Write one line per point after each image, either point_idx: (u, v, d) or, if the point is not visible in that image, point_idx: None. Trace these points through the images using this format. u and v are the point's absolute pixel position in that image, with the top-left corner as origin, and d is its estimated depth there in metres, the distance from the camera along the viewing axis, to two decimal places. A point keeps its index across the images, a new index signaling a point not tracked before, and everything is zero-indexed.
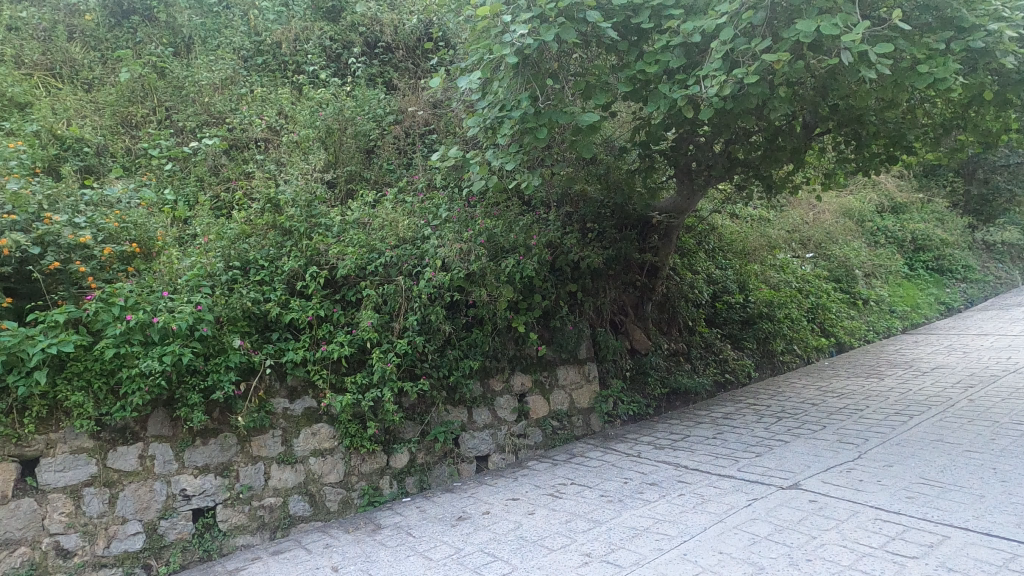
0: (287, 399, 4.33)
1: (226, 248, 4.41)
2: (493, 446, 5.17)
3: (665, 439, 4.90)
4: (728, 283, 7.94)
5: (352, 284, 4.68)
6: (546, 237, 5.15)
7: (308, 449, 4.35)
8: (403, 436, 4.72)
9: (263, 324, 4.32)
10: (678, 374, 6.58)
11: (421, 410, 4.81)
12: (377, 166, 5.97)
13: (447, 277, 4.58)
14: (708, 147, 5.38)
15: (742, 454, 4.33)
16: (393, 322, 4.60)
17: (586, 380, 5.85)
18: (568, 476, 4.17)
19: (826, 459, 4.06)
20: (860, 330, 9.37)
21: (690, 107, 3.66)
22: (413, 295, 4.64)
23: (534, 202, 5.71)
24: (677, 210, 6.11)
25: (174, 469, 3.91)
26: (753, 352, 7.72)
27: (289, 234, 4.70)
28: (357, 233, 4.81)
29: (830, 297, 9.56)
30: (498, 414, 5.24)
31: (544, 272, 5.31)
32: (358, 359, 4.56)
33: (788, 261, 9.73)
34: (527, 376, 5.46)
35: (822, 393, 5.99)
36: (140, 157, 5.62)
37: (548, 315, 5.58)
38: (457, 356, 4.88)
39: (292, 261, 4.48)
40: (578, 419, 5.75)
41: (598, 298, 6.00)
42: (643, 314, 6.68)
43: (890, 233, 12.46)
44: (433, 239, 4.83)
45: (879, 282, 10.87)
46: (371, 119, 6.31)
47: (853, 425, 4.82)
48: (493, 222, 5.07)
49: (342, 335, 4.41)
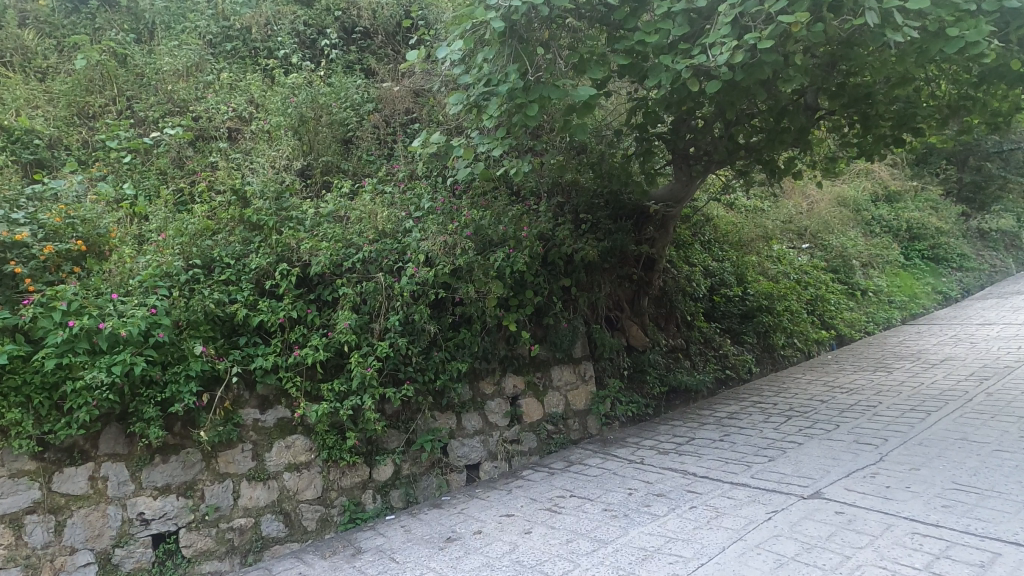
0: (257, 410, 3.95)
1: (186, 245, 4.00)
2: (484, 453, 4.82)
3: (669, 443, 4.57)
4: (725, 275, 7.66)
5: (328, 282, 4.30)
6: (537, 228, 4.80)
7: (282, 464, 3.99)
8: (387, 446, 4.37)
9: (229, 328, 3.93)
10: (678, 372, 6.25)
11: (405, 418, 4.46)
12: (355, 157, 5.59)
13: (431, 272, 4.22)
14: (708, 130, 5.06)
15: (753, 458, 4.01)
16: (373, 323, 4.23)
17: (581, 381, 5.52)
18: (567, 487, 3.84)
19: (845, 462, 3.75)
20: (860, 321, 9.12)
21: (696, 81, 3.33)
22: (394, 294, 4.27)
23: (524, 192, 5.36)
24: (674, 199, 5.77)
25: (130, 491, 3.52)
26: (753, 346, 7.42)
27: (257, 229, 4.31)
28: (333, 227, 4.42)
29: (829, 288, 9.30)
30: (489, 419, 4.89)
31: (536, 266, 4.96)
32: (336, 364, 4.19)
33: (785, 252, 9.47)
34: (519, 377, 5.11)
35: (830, 389, 5.69)
36: (97, 150, 5.19)
37: (541, 312, 5.24)
38: (444, 358, 4.53)
39: (260, 258, 4.08)
40: (574, 422, 5.42)
41: (593, 293, 5.66)
42: (639, 309, 6.35)
43: (885, 222, 12.25)
44: (415, 232, 4.46)
45: (877, 272, 10.63)
46: (348, 107, 5.93)
47: (868, 423, 4.52)
48: (481, 212, 4.71)
49: (317, 339, 4.03)
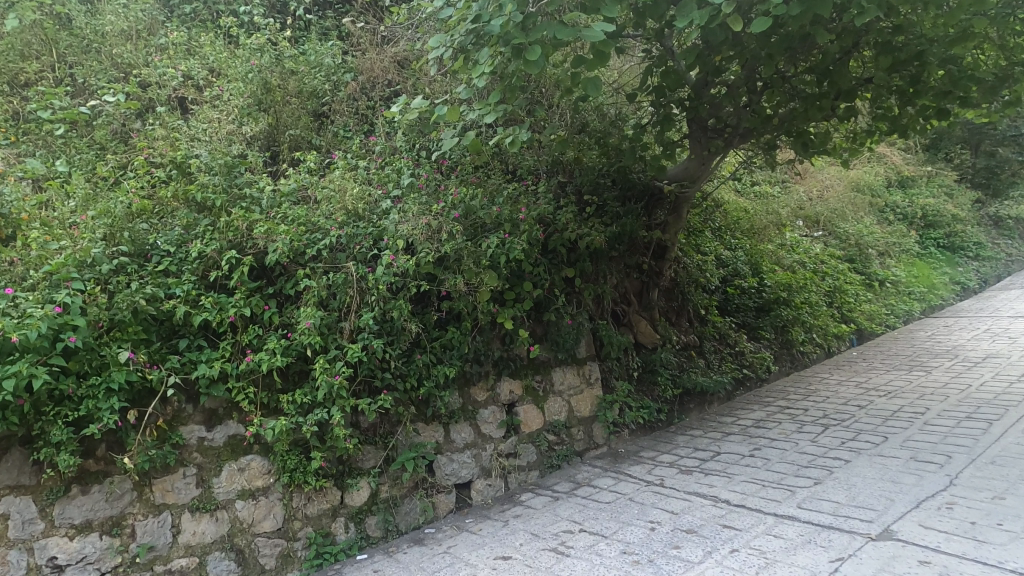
0: (203, 427, 3.30)
1: (114, 227, 3.29)
2: (476, 469, 4.17)
3: (691, 459, 3.93)
4: (738, 265, 7.06)
5: (289, 273, 3.62)
6: (537, 210, 4.15)
7: (233, 490, 3.34)
8: (362, 465, 3.72)
9: (167, 329, 3.26)
10: (692, 372, 5.61)
11: (384, 432, 3.82)
12: (329, 132, 4.91)
13: (411, 261, 3.56)
14: (732, 97, 4.41)
15: (795, 480, 3.37)
16: (342, 322, 3.56)
17: (586, 384, 4.87)
18: (575, 519, 3.20)
19: (909, 488, 3.12)
20: (879, 314, 8.51)
21: (738, 18, 2.80)
22: (368, 287, 3.61)
23: (520, 171, 4.70)
24: (689, 178, 5.10)
25: (39, 531, 2.86)
26: (771, 343, 6.79)
27: (204, 210, 3.61)
28: (295, 208, 3.74)
29: (847, 279, 8.67)
30: (482, 430, 4.25)
31: (536, 254, 4.30)
32: (298, 370, 3.53)
33: (798, 240, 8.84)
34: (516, 382, 4.47)
35: (865, 392, 5.05)
36: (28, 122, 4.45)
37: (541, 307, 4.59)
38: (428, 362, 3.88)
39: (205, 244, 3.39)
40: (579, 431, 4.77)
41: (599, 285, 5.02)
42: (648, 302, 5.72)
43: (898, 210, 11.63)
44: (394, 214, 3.79)
45: (894, 261, 10.00)
46: (321, 77, 5.24)
47: (922, 435, 3.89)
48: (471, 191, 4.05)
49: (274, 341, 3.36)
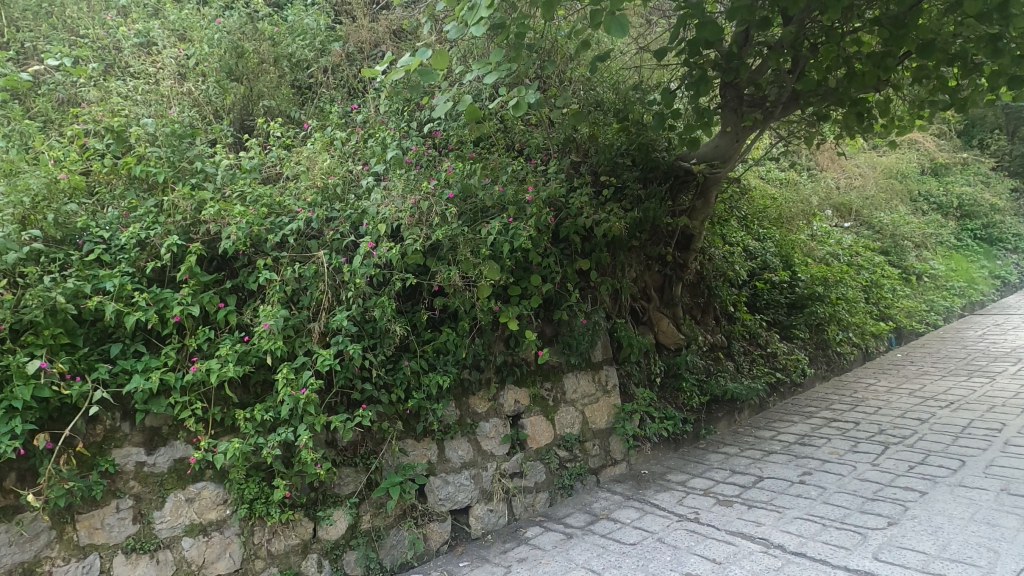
0: (141, 450, 2.73)
1: (32, 207, 2.69)
2: (475, 493, 3.58)
3: (729, 485, 3.32)
4: (768, 258, 6.42)
5: (250, 264, 3.03)
6: (547, 190, 3.55)
7: (180, 525, 2.78)
8: (338, 491, 3.15)
9: (98, 332, 2.68)
10: (722, 376, 4.98)
11: (365, 452, 3.24)
12: (311, 107, 4.32)
13: (395, 249, 2.96)
14: (776, 58, 3.77)
15: (863, 519, 2.75)
16: (310, 322, 2.96)
17: (602, 392, 4.27)
18: (592, 568, 2.60)
19: (1012, 535, 2.50)
20: (918, 311, 7.82)
21: None
22: (344, 280, 3.02)
23: (528, 150, 4.08)
24: (721, 156, 4.50)
25: None
26: (805, 343, 6.15)
27: (148, 188, 3.00)
28: (258, 186, 3.13)
29: (884, 272, 7.97)
30: (483, 447, 3.66)
31: (545, 243, 3.70)
32: (260, 380, 2.95)
33: (830, 231, 8.15)
34: (521, 390, 3.87)
35: (923, 402, 4.41)
36: None
37: (550, 304, 3.99)
38: (418, 369, 3.29)
39: (145, 229, 2.80)
40: (595, 445, 4.16)
41: (617, 279, 4.41)
42: (671, 298, 5.11)
43: (933, 198, 10.88)
44: (376, 193, 3.19)
45: (931, 253, 9.28)
46: (303, 43, 4.65)
47: (1008, 460, 3.25)
48: (469, 168, 3.45)
49: (229, 346, 2.78)
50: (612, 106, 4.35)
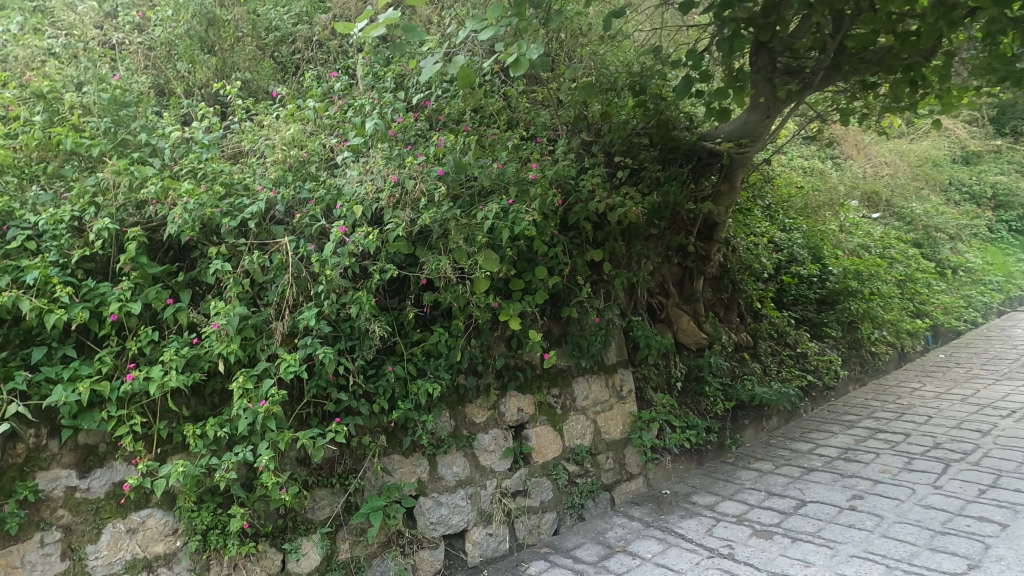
0: (73, 472, 2.31)
1: None
2: (472, 515, 3.13)
3: (768, 511, 2.84)
4: (796, 249, 5.92)
5: (206, 254, 2.60)
6: (554, 169, 3.09)
7: (118, 562, 2.35)
8: (310, 517, 2.71)
9: (20, 333, 2.24)
10: (748, 380, 4.50)
11: (342, 471, 2.80)
12: (293, 82, 3.86)
13: (374, 235, 2.52)
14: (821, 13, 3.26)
15: (937, 561, 2.29)
16: (274, 321, 2.53)
17: (616, 398, 3.81)
18: None
19: None
20: (956, 307, 7.28)
21: None
22: (314, 273, 2.59)
23: (533, 128, 3.62)
24: (749, 134, 4.00)
25: None
26: (837, 342, 5.65)
27: (84, 164, 2.57)
28: (216, 162, 2.69)
29: (919, 264, 7.42)
30: (481, 463, 3.21)
31: (552, 229, 3.24)
32: (217, 389, 2.52)
33: (859, 221, 7.61)
34: (525, 397, 3.42)
35: (980, 412, 3.92)
36: None
37: (557, 299, 3.53)
38: (404, 375, 2.85)
39: (78, 211, 2.36)
40: (609, 458, 3.69)
41: (633, 272, 3.94)
42: (692, 293, 4.63)
43: (965, 188, 10.28)
44: (354, 170, 2.74)
45: (966, 246, 8.70)
46: (284, 10, 4.18)
47: None
48: (463, 143, 3.00)
49: (175, 349, 2.35)
50: (627, 79, 3.89)
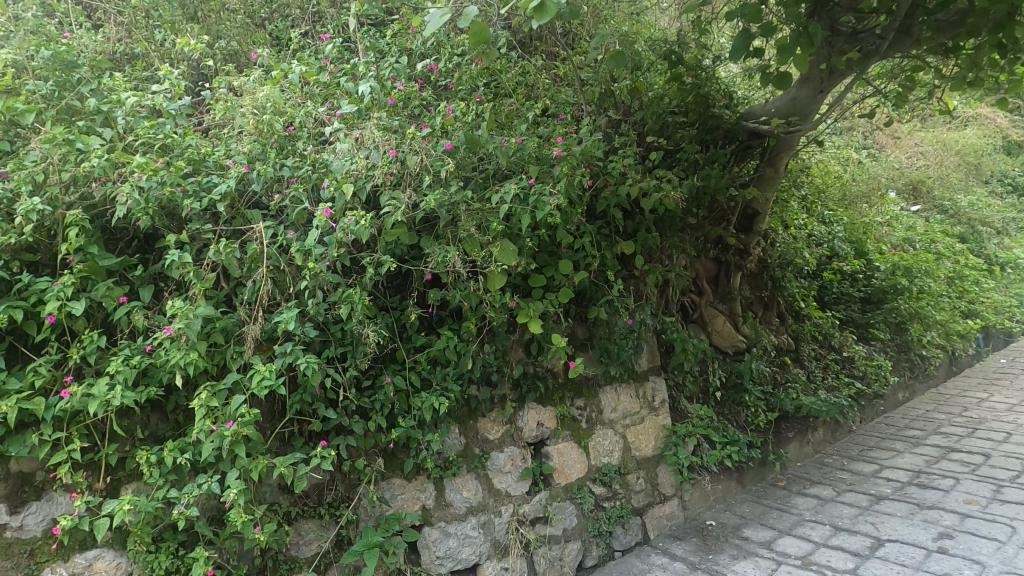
0: (4, 507, 1.91)
1: None
2: (485, 547, 2.69)
3: (840, 553, 2.44)
4: (837, 243, 5.43)
5: (169, 244, 2.18)
6: (581, 146, 2.64)
7: None
8: (294, 554, 2.28)
9: None
10: (793, 388, 4.02)
11: (332, 498, 2.38)
12: (284, 52, 3.43)
13: (366, 220, 2.08)
14: None
15: None
16: (247, 324, 2.10)
17: (647, 410, 3.36)
18: None
19: None
20: (1009, 306, 6.71)
21: None
22: (296, 267, 2.16)
23: (554, 103, 3.18)
24: (799, 111, 3.54)
25: None
26: (886, 345, 5.13)
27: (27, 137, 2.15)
28: (182, 135, 2.27)
29: (967, 260, 6.87)
30: (495, 486, 2.77)
31: (579, 216, 2.78)
32: (181, 406, 2.11)
33: (901, 214, 7.07)
34: (545, 408, 2.98)
35: None
36: None
37: (582, 297, 3.08)
38: (405, 387, 2.42)
39: (10, 190, 1.95)
40: (641, 478, 3.23)
41: (666, 266, 3.48)
42: (728, 290, 4.16)
43: (1008, 179, 9.64)
44: (345, 144, 2.30)
45: (1014, 240, 8.10)
46: None
47: None
48: (474, 115, 2.56)
49: (126, 358, 1.93)
50: (659, 50, 3.41)
